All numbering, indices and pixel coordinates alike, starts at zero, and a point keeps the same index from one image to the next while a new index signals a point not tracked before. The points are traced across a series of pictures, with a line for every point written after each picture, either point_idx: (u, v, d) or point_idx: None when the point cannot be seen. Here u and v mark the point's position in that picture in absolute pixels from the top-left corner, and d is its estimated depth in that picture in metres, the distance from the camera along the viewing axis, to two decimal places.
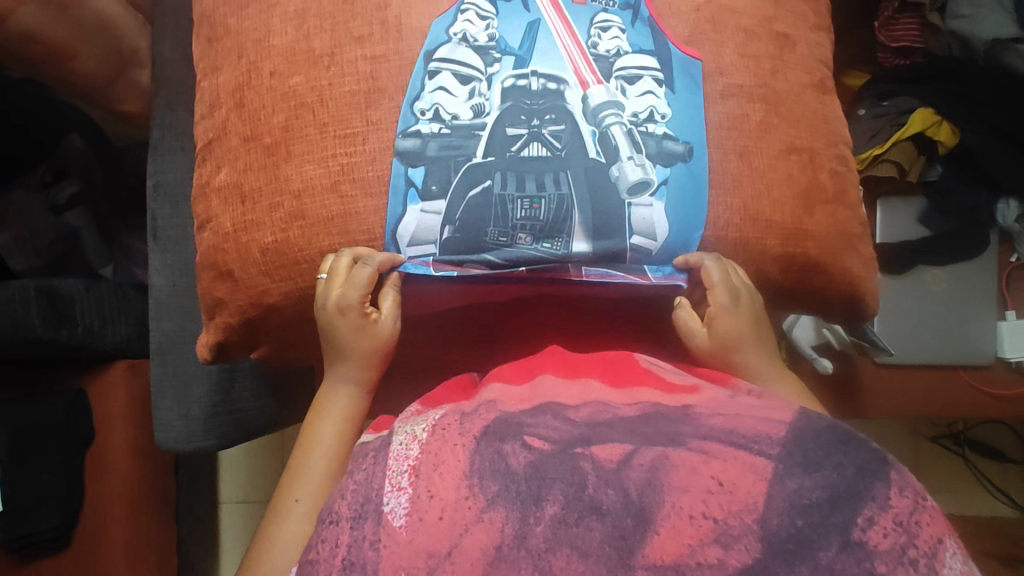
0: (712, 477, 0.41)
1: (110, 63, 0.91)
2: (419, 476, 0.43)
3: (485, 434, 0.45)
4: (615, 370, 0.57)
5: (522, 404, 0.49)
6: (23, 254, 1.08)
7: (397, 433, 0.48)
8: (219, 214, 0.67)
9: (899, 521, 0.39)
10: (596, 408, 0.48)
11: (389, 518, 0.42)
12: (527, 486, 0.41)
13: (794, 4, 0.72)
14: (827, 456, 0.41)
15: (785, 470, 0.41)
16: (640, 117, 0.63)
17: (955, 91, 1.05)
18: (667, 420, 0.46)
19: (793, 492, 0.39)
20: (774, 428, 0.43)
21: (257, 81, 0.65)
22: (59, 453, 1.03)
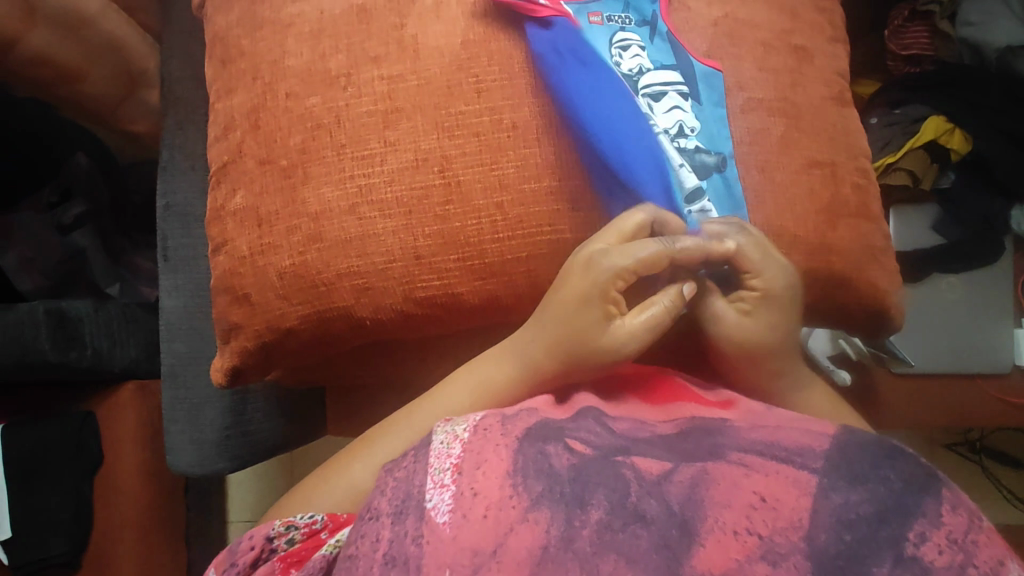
0: (755, 492, 0.38)
1: (119, 84, 0.90)
2: (462, 474, 0.41)
3: (528, 436, 0.43)
4: (651, 386, 0.56)
5: (564, 414, 0.49)
6: (26, 271, 1.07)
7: (438, 432, 0.46)
8: (234, 237, 0.66)
9: (953, 538, 0.36)
10: (633, 424, 0.47)
11: (432, 514, 0.39)
12: (573, 488, 0.39)
13: (810, 18, 0.72)
14: (874, 469, 0.39)
15: (829, 484, 0.38)
16: (673, 131, 0.63)
17: (969, 99, 1.04)
18: (707, 435, 0.45)
19: (839, 507, 0.37)
20: (817, 441, 0.41)
21: (273, 103, 0.65)
22: (70, 479, 1.01)
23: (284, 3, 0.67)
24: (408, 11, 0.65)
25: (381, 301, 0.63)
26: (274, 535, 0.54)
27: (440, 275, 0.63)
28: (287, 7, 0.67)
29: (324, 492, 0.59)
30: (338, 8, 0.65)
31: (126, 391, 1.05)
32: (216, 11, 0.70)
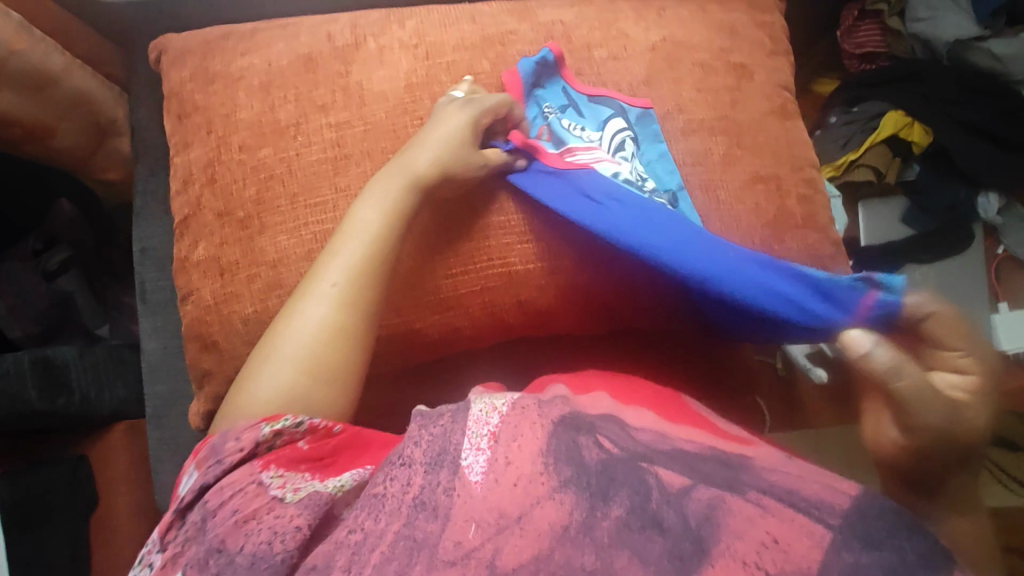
0: (767, 532, 0.35)
1: (89, 136, 0.93)
2: (499, 442, 0.41)
3: (564, 422, 0.43)
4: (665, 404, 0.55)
5: (592, 409, 0.47)
6: (18, 322, 1.10)
7: (477, 402, 0.46)
8: (199, 287, 0.68)
9: None
10: (655, 436, 0.43)
11: (467, 471, 0.40)
12: (598, 482, 0.39)
13: (750, 35, 0.73)
14: (888, 536, 0.35)
15: (843, 541, 0.35)
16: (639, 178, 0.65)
17: (925, 92, 1.05)
18: (727, 467, 0.40)
19: (850, 565, 0.34)
20: (838, 497, 0.37)
21: (227, 155, 0.66)
22: (68, 522, 1.02)
23: (234, 57, 0.69)
24: (353, 59, 0.67)
25: None
26: (260, 439, 0.45)
27: (400, 312, 0.65)
28: (237, 61, 0.69)
29: (259, 385, 0.48)
30: (285, 59, 0.68)
31: (117, 433, 1.07)
32: (170, 67, 0.72)
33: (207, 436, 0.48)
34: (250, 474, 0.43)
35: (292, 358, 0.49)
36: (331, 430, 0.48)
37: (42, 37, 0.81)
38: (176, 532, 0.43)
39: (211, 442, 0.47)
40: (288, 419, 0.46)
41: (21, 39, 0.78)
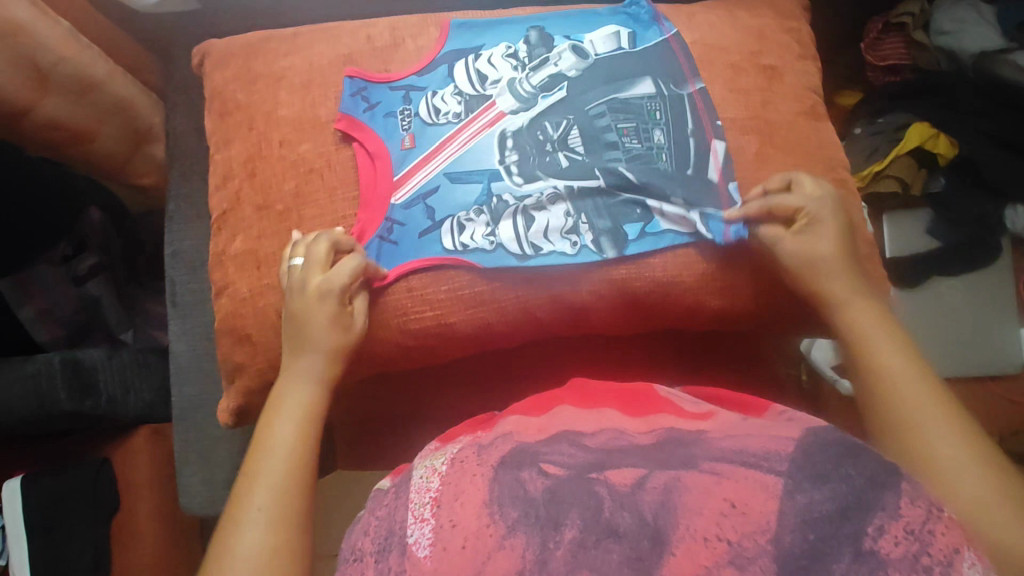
0: (724, 499, 0.39)
1: (128, 141, 0.94)
2: (441, 506, 0.43)
3: (503, 463, 0.45)
4: (632, 402, 0.60)
5: (539, 435, 0.50)
6: (45, 325, 1.09)
7: (417, 470, 0.49)
8: (235, 280, 0.68)
9: (911, 529, 0.36)
10: (611, 435, 0.49)
11: (413, 549, 0.41)
12: (548, 510, 0.41)
13: (779, 39, 0.74)
14: (835, 467, 0.39)
15: (795, 485, 0.39)
16: (545, 148, 0.64)
17: (951, 105, 1.05)
18: (680, 444, 0.46)
19: (803, 507, 0.37)
20: (783, 445, 0.42)
21: (266, 151, 0.68)
22: (87, 526, 1.01)
23: (277, 57, 0.71)
24: (392, 58, 0.69)
25: (379, 336, 0.66)
26: None
27: (433, 307, 0.65)
28: (279, 61, 0.71)
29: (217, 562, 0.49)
30: (326, 59, 0.70)
31: (142, 436, 1.07)
32: (214, 68, 0.75)
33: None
34: None
35: (276, 518, 0.52)
36: None
37: (88, 44, 0.84)
38: None
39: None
40: None
41: (70, 44, 0.81)
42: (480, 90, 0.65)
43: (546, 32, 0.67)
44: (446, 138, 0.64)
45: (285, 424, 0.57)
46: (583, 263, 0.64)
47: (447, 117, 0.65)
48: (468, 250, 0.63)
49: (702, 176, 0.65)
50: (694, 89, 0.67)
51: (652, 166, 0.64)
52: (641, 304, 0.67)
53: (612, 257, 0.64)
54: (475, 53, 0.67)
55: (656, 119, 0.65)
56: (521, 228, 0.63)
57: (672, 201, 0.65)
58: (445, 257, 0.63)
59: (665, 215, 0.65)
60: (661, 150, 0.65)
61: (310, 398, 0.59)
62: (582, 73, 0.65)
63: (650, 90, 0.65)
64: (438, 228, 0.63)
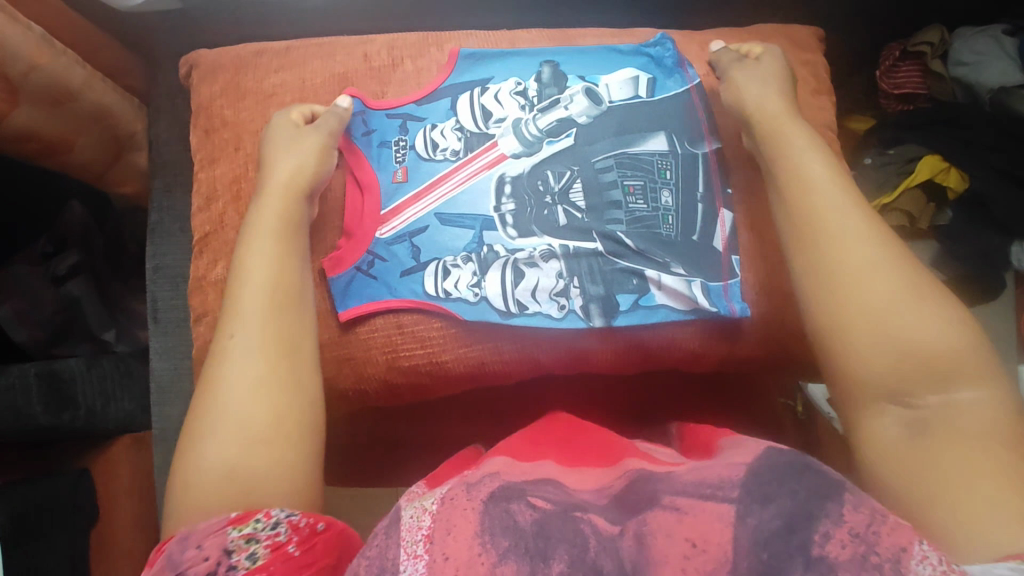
0: (686, 539, 0.38)
1: (107, 151, 0.91)
2: (434, 542, 0.38)
3: (492, 497, 0.41)
4: (590, 454, 0.54)
5: (525, 475, 0.45)
6: (24, 325, 0.99)
7: (406, 508, 0.43)
8: (217, 308, 0.65)
9: (855, 533, 0.37)
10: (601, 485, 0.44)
11: None
12: (537, 543, 0.38)
13: (792, 72, 0.72)
14: (781, 485, 0.40)
15: (744, 509, 0.38)
16: (545, 201, 0.61)
17: (964, 139, 1.00)
18: (647, 481, 0.43)
19: (753, 529, 0.37)
20: (735, 471, 0.42)
21: (254, 174, 0.64)
22: (65, 536, 0.92)
23: (267, 74, 0.68)
24: (390, 79, 0.66)
25: (364, 371, 0.62)
26: (230, 547, 0.39)
27: (425, 344, 0.61)
28: (270, 78, 0.67)
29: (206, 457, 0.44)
30: (320, 77, 0.66)
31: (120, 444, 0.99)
32: (200, 81, 0.71)
33: (157, 548, 0.41)
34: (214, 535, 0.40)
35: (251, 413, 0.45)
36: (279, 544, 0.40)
37: (63, 50, 0.79)
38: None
39: (165, 552, 0.40)
40: (260, 520, 0.41)
41: (43, 52, 0.76)
42: (482, 128, 0.62)
43: (560, 69, 0.66)
44: (440, 177, 0.61)
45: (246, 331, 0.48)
46: (568, 328, 0.61)
47: (445, 154, 0.62)
48: (448, 299, 0.60)
49: (708, 243, 0.63)
50: (710, 148, 0.65)
51: (655, 231, 0.62)
52: (640, 350, 0.64)
53: (600, 326, 0.61)
54: (482, 87, 0.64)
55: (666, 179, 0.63)
56: (509, 283, 0.60)
57: (675, 268, 0.62)
58: (423, 301, 0.60)
59: (664, 285, 0.62)
60: (668, 212, 0.63)
61: (265, 289, 0.51)
62: (593, 120, 0.64)
63: (662, 144, 0.64)
64: (422, 270, 0.60)
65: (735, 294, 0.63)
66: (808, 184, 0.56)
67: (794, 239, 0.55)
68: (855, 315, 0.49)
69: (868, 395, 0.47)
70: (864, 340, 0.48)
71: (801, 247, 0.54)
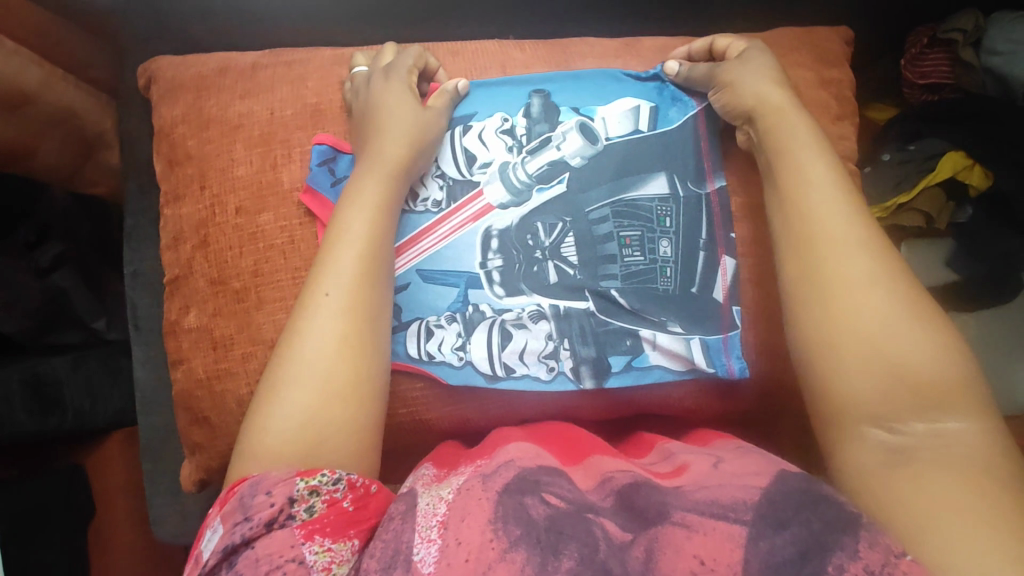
0: (694, 556, 0.36)
1: (75, 150, 0.86)
2: (448, 527, 0.38)
3: (507, 489, 0.40)
4: (574, 446, 0.53)
5: (537, 462, 0.45)
6: (11, 317, 0.89)
7: (421, 496, 0.42)
8: (190, 357, 0.62)
9: (870, 571, 0.34)
10: (621, 497, 0.41)
11: (418, 568, 0.36)
12: (548, 536, 0.37)
13: (814, 96, 0.64)
14: (794, 513, 0.37)
15: (756, 532, 0.36)
16: (534, 256, 0.56)
17: (992, 135, 0.89)
18: (652, 491, 0.41)
19: (765, 552, 0.35)
20: (748, 492, 0.39)
21: (222, 217, 0.59)
22: (63, 534, 0.90)
23: (231, 100, 0.61)
24: None
25: None
26: (294, 497, 0.39)
27: (407, 404, 0.58)
28: (234, 105, 0.61)
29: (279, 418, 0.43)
30: (290, 108, 0.60)
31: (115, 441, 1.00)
32: (160, 100, 0.64)
33: (230, 487, 0.41)
34: (276, 487, 0.39)
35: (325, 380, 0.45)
36: (335, 501, 0.40)
37: (14, 51, 0.72)
38: (234, 536, 0.37)
39: (237, 493, 0.40)
40: (325, 474, 0.41)
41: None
42: (466, 176, 0.57)
43: (552, 101, 0.59)
44: (422, 231, 0.56)
45: (333, 287, 0.47)
46: (558, 390, 0.57)
47: (426, 205, 0.57)
48: (432, 362, 0.57)
49: (708, 296, 0.57)
50: (712, 188, 0.58)
51: (652, 285, 0.57)
52: (632, 408, 0.60)
53: (590, 388, 0.57)
54: (465, 125, 0.58)
55: (666, 227, 0.57)
56: (495, 345, 0.57)
57: (671, 326, 0.57)
58: (406, 364, 0.57)
59: (659, 345, 0.57)
60: (666, 263, 0.57)
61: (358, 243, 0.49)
62: (588, 161, 0.57)
63: (662, 187, 0.57)
64: (404, 330, 0.56)
65: (735, 350, 0.58)
66: (806, 175, 0.51)
67: (789, 240, 0.50)
68: (843, 325, 0.45)
69: (848, 419, 0.44)
70: (852, 354, 0.45)
71: (794, 244, 0.50)
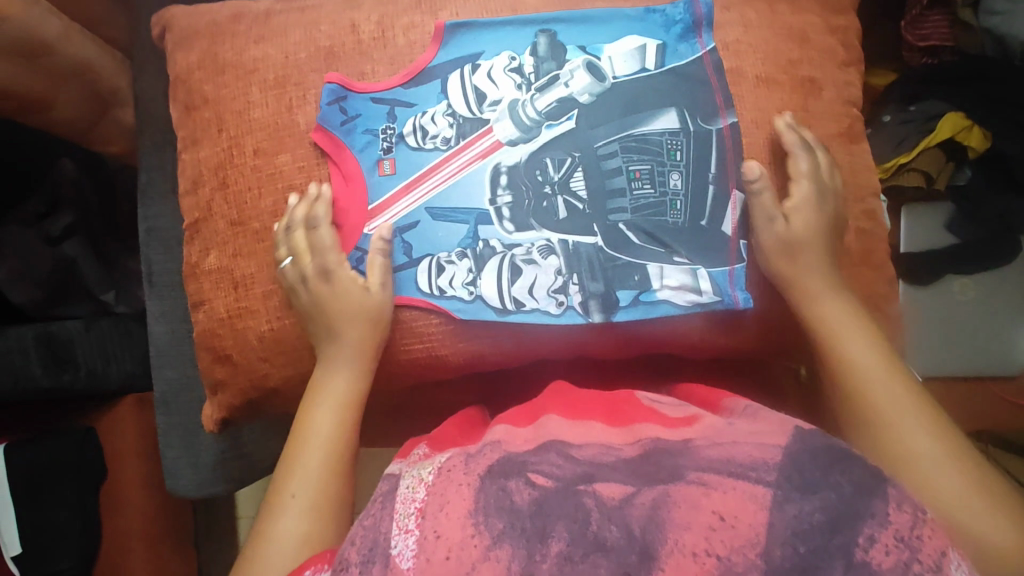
0: (713, 511, 0.38)
1: (90, 106, 0.85)
2: (426, 518, 0.41)
3: (489, 473, 0.43)
4: (616, 413, 0.58)
5: (527, 444, 0.48)
6: (22, 285, 0.92)
7: (404, 479, 0.47)
8: (211, 297, 0.64)
9: (899, 536, 0.37)
10: (599, 450, 0.46)
11: (397, 561, 0.39)
12: (533, 522, 0.39)
13: (821, 42, 0.65)
14: (824, 476, 0.40)
15: (783, 496, 0.38)
16: (544, 192, 0.58)
17: (993, 95, 0.91)
18: (668, 455, 0.44)
19: (792, 518, 0.37)
20: (768, 453, 0.42)
21: (240, 159, 0.61)
22: (73, 493, 0.95)
23: (247, 45, 0.62)
24: (378, 55, 0.60)
25: None
26: None
27: (424, 339, 0.61)
28: (250, 50, 0.62)
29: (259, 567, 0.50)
30: (304, 52, 0.61)
31: (126, 405, 1.01)
32: (176, 48, 0.65)
33: None
34: None
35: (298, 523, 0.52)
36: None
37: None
38: None
39: None
40: None
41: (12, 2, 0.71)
42: (476, 114, 0.58)
43: (559, 40, 0.60)
44: (433, 168, 0.58)
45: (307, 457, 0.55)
46: (567, 324, 0.60)
47: (435, 142, 0.58)
48: (444, 296, 0.59)
49: (716, 229, 0.60)
50: (724, 123, 0.60)
51: (661, 218, 0.59)
52: (641, 343, 0.63)
53: (598, 321, 0.60)
54: (473, 64, 0.59)
55: (676, 161, 0.59)
56: (506, 281, 0.59)
57: (677, 257, 0.60)
58: (421, 299, 0.59)
59: (666, 279, 0.59)
60: (676, 196, 0.59)
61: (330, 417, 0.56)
62: (596, 99, 0.59)
63: (673, 122, 0.59)
64: (415, 267, 0.59)
65: (739, 282, 0.60)
66: (828, 321, 0.57)
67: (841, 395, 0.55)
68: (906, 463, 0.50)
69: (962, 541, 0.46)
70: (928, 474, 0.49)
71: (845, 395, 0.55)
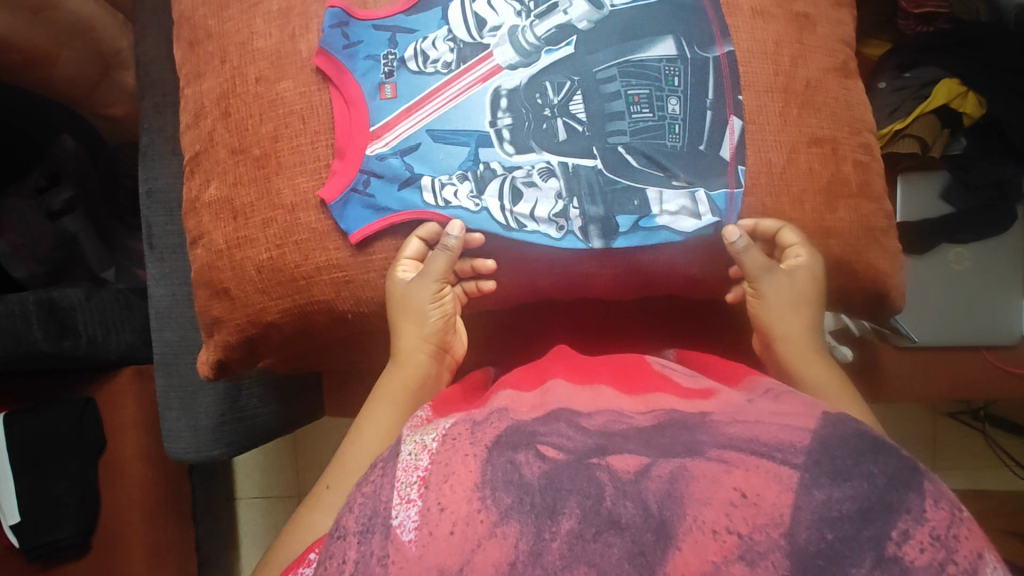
0: (734, 488, 0.32)
1: (91, 67, 0.87)
2: (430, 487, 0.34)
3: (497, 443, 0.36)
4: (627, 376, 0.53)
5: (535, 412, 0.41)
6: (22, 260, 0.92)
7: (405, 443, 0.39)
8: (210, 230, 0.64)
9: (936, 535, 0.30)
10: (610, 418, 0.40)
11: (398, 532, 0.33)
12: (544, 498, 0.32)
13: None
14: (856, 463, 0.32)
15: (812, 479, 0.32)
16: (543, 114, 0.59)
17: (983, 60, 0.90)
18: (684, 430, 0.37)
19: (822, 504, 0.31)
20: (796, 436, 0.34)
21: (242, 88, 0.61)
22: (74, 465, 0.92)
23: None
24: None
25: (362, 296, 0.62)
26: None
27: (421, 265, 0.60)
28: None
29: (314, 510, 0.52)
30: None
31: (125, 376, 0.96)
32: None
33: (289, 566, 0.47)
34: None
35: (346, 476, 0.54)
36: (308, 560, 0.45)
37: None
38: None
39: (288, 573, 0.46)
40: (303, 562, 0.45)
41: None
42: (476, 38, 0.59)
43: None
44: (432, 91, 0.59)
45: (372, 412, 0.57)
46: (567, 250, 0.59)
47: (436, 66, 0.59)
48: (448, 208, 0.58)
49: (714, 153, 0.60)
50: (722, 51, 0.61)
51: (660, 141, 0.59)
52: (644, 274, 0.62)
53: (598, 247, 0.59)
54: None
55: (674, 86, 0.60)
56: (506, 202, 0.59)
57: (676, 181, 0.60)
58: (424, 212, 0.59)
59: (664, 203, 0.59)
60: (674, 121, 0.60)
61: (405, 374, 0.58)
62: (594, 26, 0.60)
63: (670, 49, 0.60)
64: (417, 187, 0.59)
65: (737, 206, 0.60)
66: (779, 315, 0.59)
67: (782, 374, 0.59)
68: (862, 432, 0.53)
69: None
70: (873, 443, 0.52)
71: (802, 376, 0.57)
